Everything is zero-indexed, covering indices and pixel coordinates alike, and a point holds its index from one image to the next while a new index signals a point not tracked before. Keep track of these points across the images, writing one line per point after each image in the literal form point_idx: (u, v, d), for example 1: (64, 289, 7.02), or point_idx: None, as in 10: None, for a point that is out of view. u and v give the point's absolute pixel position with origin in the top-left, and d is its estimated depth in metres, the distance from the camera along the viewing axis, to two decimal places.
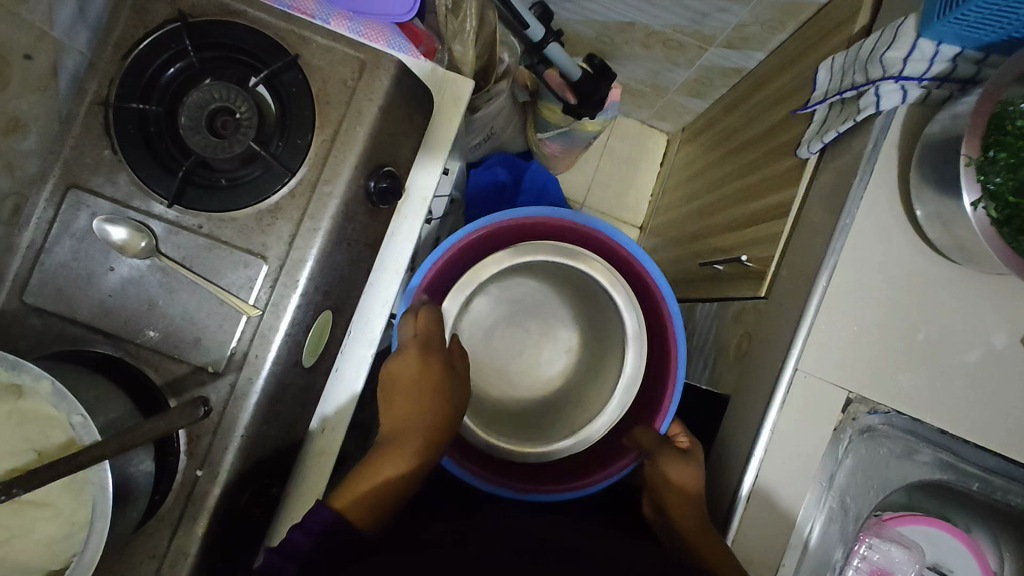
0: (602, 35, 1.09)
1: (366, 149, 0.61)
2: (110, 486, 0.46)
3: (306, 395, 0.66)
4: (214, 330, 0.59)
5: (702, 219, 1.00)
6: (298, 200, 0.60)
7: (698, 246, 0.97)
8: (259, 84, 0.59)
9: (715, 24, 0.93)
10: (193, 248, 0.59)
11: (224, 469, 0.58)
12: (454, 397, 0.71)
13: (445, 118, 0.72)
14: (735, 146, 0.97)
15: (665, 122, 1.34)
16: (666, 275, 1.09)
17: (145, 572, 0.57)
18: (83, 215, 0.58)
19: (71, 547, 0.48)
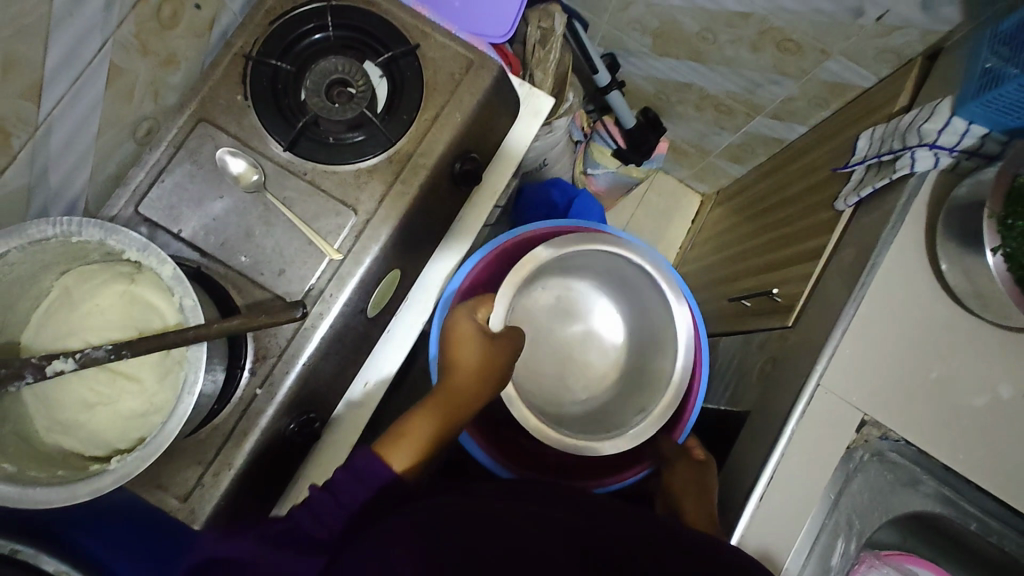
0: (659, 92, 1.20)
1: (459, 133, 0.69)
2: (201, 364, 0.51)
3: (359, 345, 0.71)
4: (298, 266, 0.65)
5: (733, 266, 1.08)
6: (394, 166, 0.67)
7: (727, 287, 1.05)
8: (381, 63, 0.68)
9: (765, 95, 1.03)
10: (296, 191, 0.66)
11: (281, 392, 0.63)
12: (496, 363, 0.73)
13: (525, 124, 0.79)
14: (769, 205, 1.05)
15: (702, 184, 1.43)
16: None
17: (188, 476, 0.61)
18: (208, 146, 0.65)
19: (143, 426, 0.54)
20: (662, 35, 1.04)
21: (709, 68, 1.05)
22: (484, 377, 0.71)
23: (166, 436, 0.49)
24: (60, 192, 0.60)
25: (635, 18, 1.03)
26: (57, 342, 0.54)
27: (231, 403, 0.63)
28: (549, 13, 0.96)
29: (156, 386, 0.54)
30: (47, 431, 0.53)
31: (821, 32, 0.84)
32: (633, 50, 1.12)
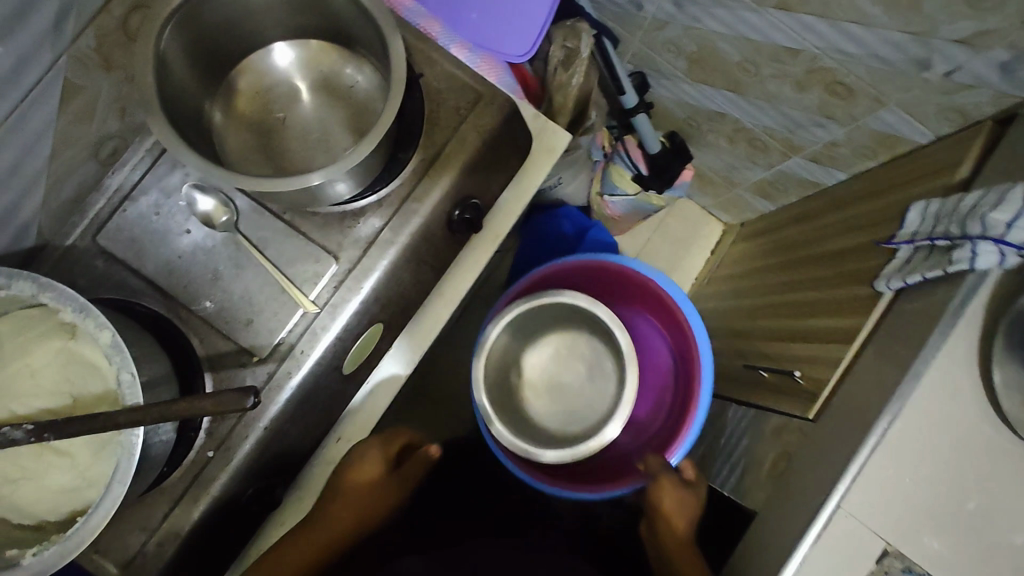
0: (688, 117, 1.11)
1: (457, 179, 0.61)
2: (137, 451, 0.44)
3: (335, 402, 0.64)
4: (268, 316, 0.58)
5: (755, 321, 0.99)
6: (384, 210, 0.60)
7: (744, 344, 0.99)
8: (358, 81, 0.57)
9: (806, 136, 0.94)
10: (271, 232, 0.59)
11: (237, 458, 0.57)
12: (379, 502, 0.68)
13: (536, 165, 0.70)
14: (796, 258, 0.97)
15: (727, 214, 1.34)
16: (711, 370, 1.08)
17: (130, 542, 0.56)
18: (176, 174, 0.58)
19: (75, 500, 0.48)
20: (698, 59, 0.94)
21: (747, 99, 0.96)
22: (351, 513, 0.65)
23: (88, 532, 0.43)
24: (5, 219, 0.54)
25: (669, 37, 0.94)
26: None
27: (184, 465, 0.56)
28: (576, 31, 0.87)
29: (90, 462, 0.48)
30: None
31: (877, 79, 0.75)
32: (665, 72, 1.03)
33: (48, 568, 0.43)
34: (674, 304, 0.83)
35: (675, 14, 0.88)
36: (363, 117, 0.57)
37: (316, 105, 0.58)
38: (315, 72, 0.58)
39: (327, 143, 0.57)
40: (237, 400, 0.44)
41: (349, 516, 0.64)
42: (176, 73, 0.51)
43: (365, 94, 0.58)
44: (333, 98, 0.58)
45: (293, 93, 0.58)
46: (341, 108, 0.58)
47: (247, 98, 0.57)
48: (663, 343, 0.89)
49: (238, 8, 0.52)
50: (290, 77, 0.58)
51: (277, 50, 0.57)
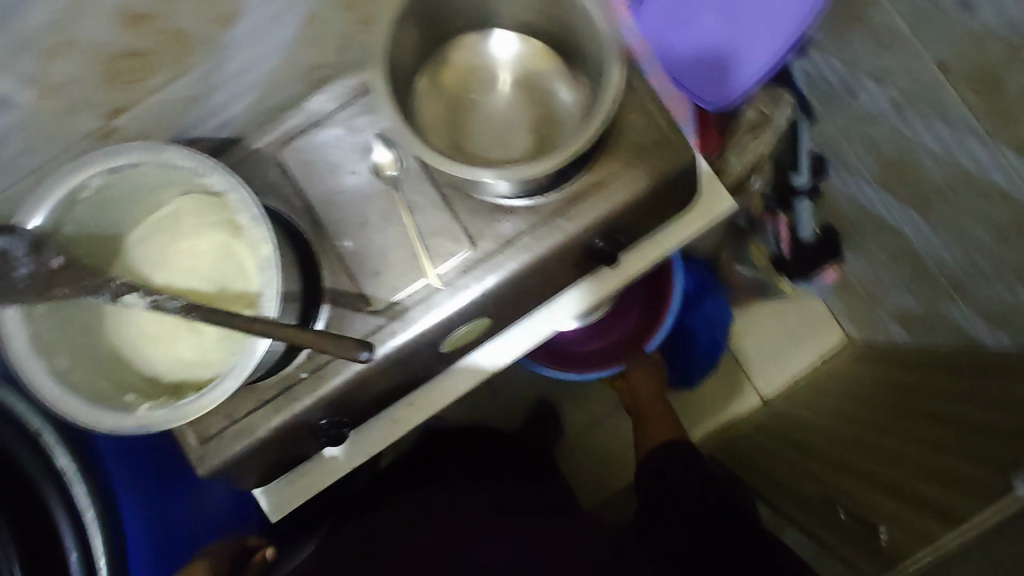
0: (855, 217, 1.04)
1: (614, 213, 0.61)
2: (257, 358, 0.48)
3: (423, 372, 0.66)
4: (396, 274, 0.61)
5: (841, 447, 0.99)
6: (535, 217, 0.61)
7: (826, 469, 0.99)
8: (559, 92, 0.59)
9: (982, 287, 0.85)
10: (426, 199, 0.61)
11: (323, 389, 0.61)
12: None
13: (689, 222, 0.68)
14: (918, 408, 0.89)
15: (854, 326, 1.25)
16: (784, 474, 1.11)
17: (210, 423, 0.61)
18: (364, 119, 0.62)
19: (190, 372, 0.54)
20: (894, 166, 0.88)
21: (930, 225, 0.88)
22: None
23: (195, 409, 0.48)
24: (218, 111, 0.60)
25: (871, 133, 0.88)
26: (151, 264, 0.55)
27: (278, 377, 0.61)
28: (776, 99, 0.84)
29: (213, 345, 0.53)
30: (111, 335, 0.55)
31: None
32: (851, 166, 0.97)
33: (148, 429, 0.48)
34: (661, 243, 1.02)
35: (888, 114, 0.82)
36: (550, 125, 0.59)
37: (511, 99, 0.60)
38: (523, 67, 0.59)
39: (508, 139, 0.59)
40: (356, 347, 0.48)
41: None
42: (405, 34, 0.53)
43: (561, 104, 0.59)
44: (530, 98, 0.59)
45: (495, 79, 0.60)
46: (533, 109, 0.59)
47: (452, 71, 0.59)
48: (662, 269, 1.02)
49: None
50: (499, 62, 0.59)
51: (498, 36, 0.59)
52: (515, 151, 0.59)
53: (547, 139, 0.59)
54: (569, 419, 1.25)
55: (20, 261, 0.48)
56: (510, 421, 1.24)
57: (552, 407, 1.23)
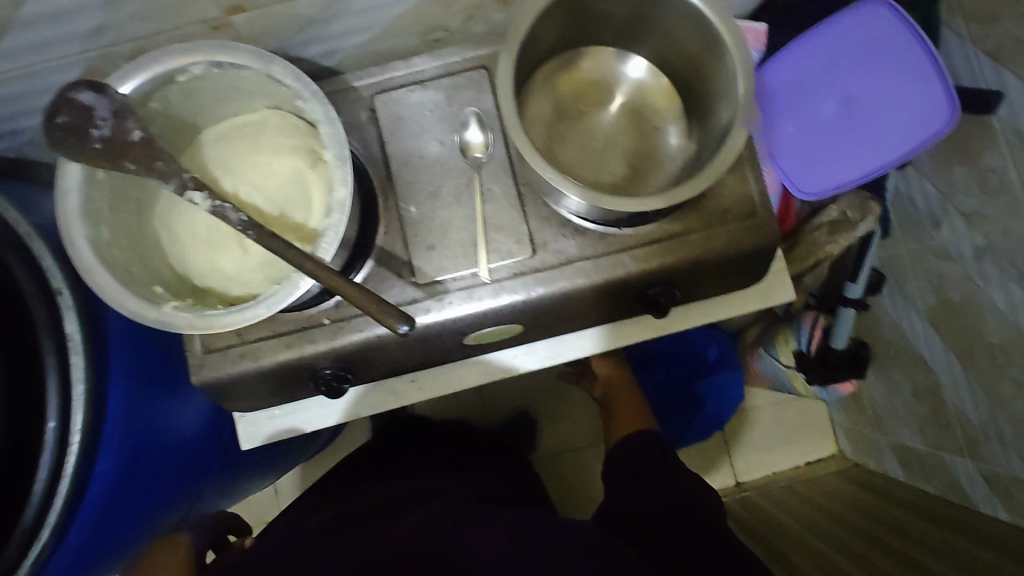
0: (892, 342, 1.02)
1: (680, 267, 0.60)
2: (295, 295, 0.47)
3: (440, 355, 0.65)
4: (448, 254, 0.60)
5: (831, 554, 0.91)
6: (602, 245, 0.60)
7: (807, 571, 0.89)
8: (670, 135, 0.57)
9: (997, 455, 0.84)
10: (502, 192, 0.60)
11: (341, 341, 0.59)
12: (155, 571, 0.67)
13: (743, 300, 0.69)
14: (894, 545, 0.88)
15: (849, 444, 1.25)
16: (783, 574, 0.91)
17: (220, 337, 0.60)
18: (469, 95, 0.61)
19: (221, 282, 0.53)
20: (952, 309, 0.86)
21: (966, 376, 0.87)
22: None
23: (219, 323, 0.47)
24: (330, 38, 0.58)
25: (940, 268, 0.87)
26: (222, 164, 0.54)
27: (301, 315, 0.59)
28: (865, 206, 0.80)
29: (256, 264, 0.51)
30: (159, 222, 0.54)
31: None
32: (908, 293, 0.95)
33: (166, 326, 0.47)
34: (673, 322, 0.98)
35: (967, 258, 0.81)
36: (648, 163, 0.58)
37: (618, 124, 0.58)
38: (641, 98, 0.58)
39: (603, 161, 0.57)
40: (399, 317, 0.47)
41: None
42: (543, 30, 0.52)
43: (666, 146, 0.58)
44: (636, 129, 0.58)
45: (609, 100, 0.58)
46: (636, 141, 0.58)
47: (572, 75, 0.58)
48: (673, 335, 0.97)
49: (629, 11, 0.53)
50: (618, 85, 0.58)
51: (627, 59, 0.58)
52: (606, 175, 0.57)
53: (641, 176, 0.57)
54: (545, 440, 1.23)
55: (100, 123, 0.47)
56: (488, 423, 1.23)
57: (533, 423, 1.22)
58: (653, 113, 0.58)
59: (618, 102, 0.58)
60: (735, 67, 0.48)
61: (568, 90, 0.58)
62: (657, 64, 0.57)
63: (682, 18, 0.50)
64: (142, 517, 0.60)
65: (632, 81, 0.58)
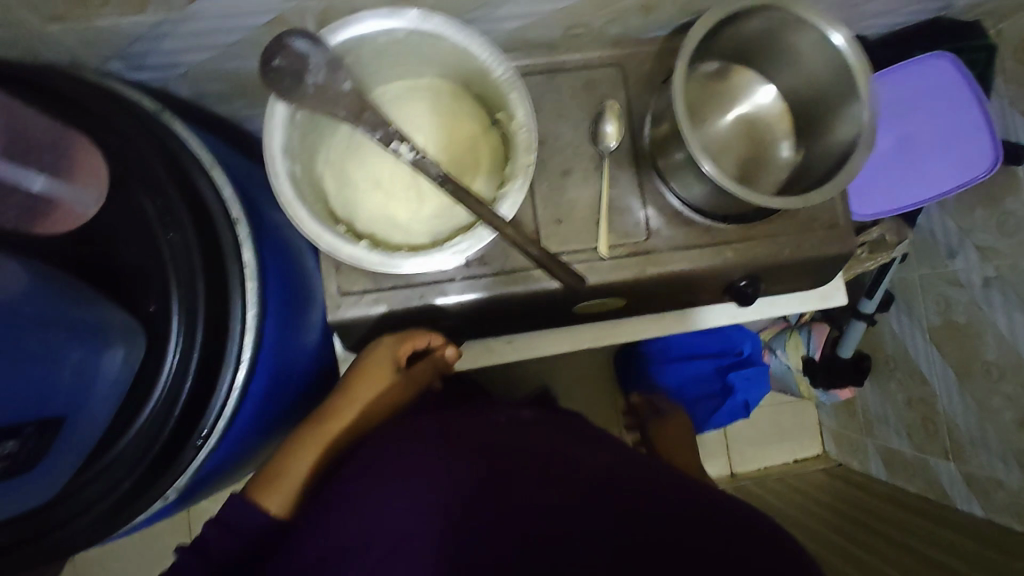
0: (892, 356, 1.15)
1: (770, 263, 0.69)
2: (479, 246, 0.53)
3: (546, 319, 0.72)
4: (573, 229, 0.67)
5: (840, 543, 1.04)
6: (706, 237, 0.68)
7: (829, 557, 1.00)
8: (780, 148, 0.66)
9: (979, 459, 0.98)
10: (625, 180, 0.67)
11: (470, 296, 0.65)
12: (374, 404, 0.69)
13: (803, 298, 0.79)
14: (895, 538, 1.02)
15: (834, 445, 1.39)
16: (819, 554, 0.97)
17: (358, 281, 0.65)
18: (603, 88, 0.68)
19: (388, 230, 0.58)
20: (955, 330, 0.99)
21: (960, 389, 1.00)
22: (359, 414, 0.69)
23: (408, 264, 0.52)
24: (490, 21, 0.64)
25: (949, 294, 0.99)
26: (410, 125, 0.60)
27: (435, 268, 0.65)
28: (901, 231, 0.91)
29: (428, 218, 0.57)
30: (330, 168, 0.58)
31: None
32: (914, 313, 1.08)
33: (359, 262, 0.52)
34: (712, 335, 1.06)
35: (976, 287, 0.94)
36: (759, 170, 0.66)
37: (735, 132, 0.66)
38: (758, 113, 0.66)
39: (720, 163, 0.65)
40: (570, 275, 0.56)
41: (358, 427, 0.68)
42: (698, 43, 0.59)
43: (775, 158, 0.66)
44: (750, 139, 0.66)
45: (731, 110, 0.66)
46: (749, 150, 0.66)
47: (707, 82, 0.66)
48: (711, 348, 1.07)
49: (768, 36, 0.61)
50: (740, 98, 0.66)
51: (750, 77, 0.66)
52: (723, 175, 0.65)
53: (751, 180, 0.66)
54: None
55: (314, 71, 0.51)
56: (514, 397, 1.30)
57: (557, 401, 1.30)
58: (766, 127, 0.66)
59: (738, 113, 0.66)
60: (860, 97, 0.57)
61: (697, 97, 0.65)
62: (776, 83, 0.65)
63: (819, 50, 0.58)
64: (260, 436, 0.64)
65: (752, 97, 0.66)
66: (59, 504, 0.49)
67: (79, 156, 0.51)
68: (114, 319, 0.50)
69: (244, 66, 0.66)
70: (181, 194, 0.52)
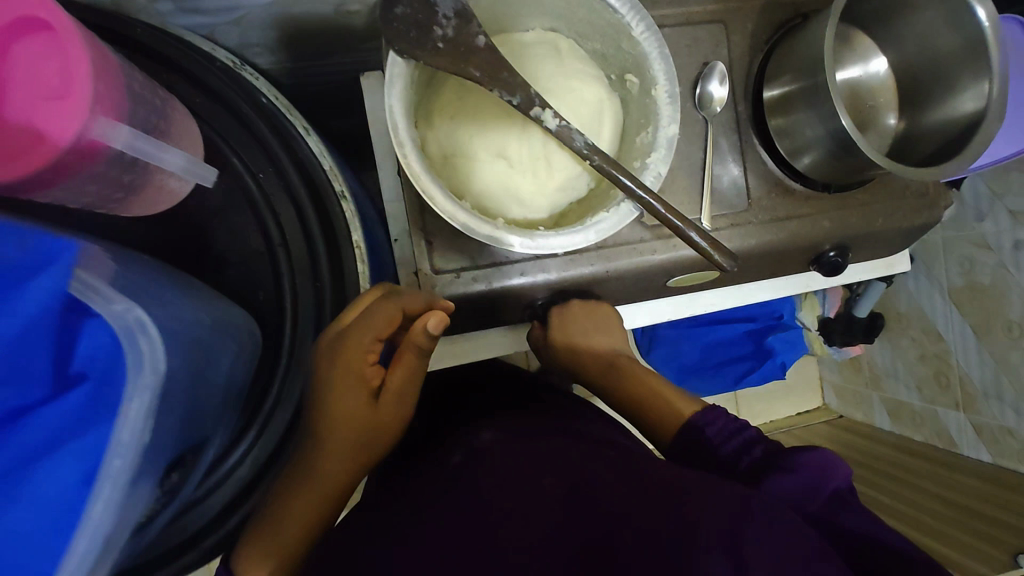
0: (907, 314, 1.21)
1: (863, 233, 0.68)
2: (620, 224, 0.49)
3: (639, 292, 0.69)
4: (675, 199, 0.63)
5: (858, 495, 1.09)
6: (806, 206, 0.66)
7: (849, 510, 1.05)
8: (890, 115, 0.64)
9: (991, 411, 1.05)
10: (728, 146, 0.64)
11: (573, 272, 0.61)
12: (372, 419, 0.49)
13: (872, 267, 0.79)
14: (910, 486, 1.09)
15: (835, 399, 1.46)
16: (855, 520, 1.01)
17: (454, 258, 0.59)
18: (708, 46, 0.64)
19: (507, 203, 0.52)
20: (977, 290, 1.04)
21: (977, 345, 1.05)
22: (352, 453, 0.49)
23: (550, 244, 0.48)
24: None
25: (975, 255, 1.03)
26: (531, 79, 0.52)
27: None
28: None
29: (553, 190, 0.52)
30: (442, 133, 0.52)
31: None
32: (935, 273, 1.12)
33: (496, 242, 0.47)
34: (756, 307, 1.11)
35: (1005, 249, 0.98)
36: (869, 136, 0.64)
37: (846, 96, 0.64)
38: (869, 77, 0.64)
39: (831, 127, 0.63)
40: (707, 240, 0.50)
41: (352, 452, 0.49)
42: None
43: (885, 124, 0.64)
44: (861, 105, 0.64)
45: (844, 73, 0.63)
46: (860, 115, 0.64)
47: None
48: (753, 316, 1.11)
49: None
50: (851, 62, 0.64)
51: (862, 41, 0.64)
52: None
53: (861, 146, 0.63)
54: None
55: (443, 22, 0.44)
56: None
57: None
58: (878, 92, 0.64)
59: (849, 77, 0.64)
60: (991, 69, 0.54)
61: None
62: (887, 44, 0.63)
63: (950, 12, 0.55)
64: None
65: (867, 60, 0.64)
66: (200, 502, 0.50)
67: (178, 133, 0.46)
68: (236, 317, 0.49)
69: (313, 9, 0.56)
70: (294, 166, 0.49)
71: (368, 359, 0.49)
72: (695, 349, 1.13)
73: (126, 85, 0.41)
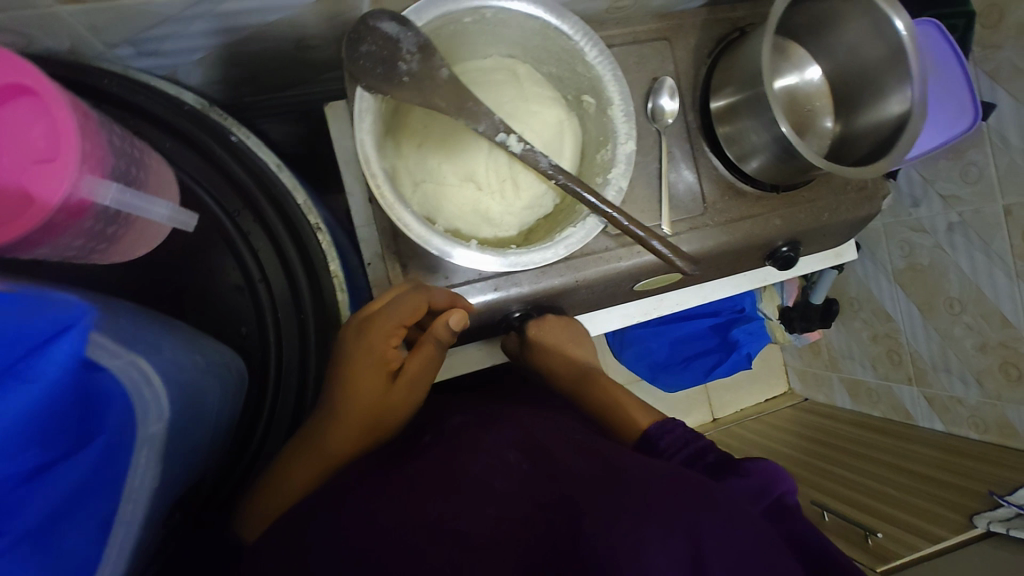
0: (857, 298, 1.28)
1: (811, 228, 0.73)
2: (585, 238, 0.52)
3: (608, 298, 0.72)
4: (636, 207, 0.67)
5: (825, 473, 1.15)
6: (757, 206, 0.70)
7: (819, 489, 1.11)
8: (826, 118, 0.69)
9: (940, 382, 1.12)
10: (682, 155, 0.68)
11: (544, 284, 0.64)
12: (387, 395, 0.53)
13: (821, 258, 0.84)
14: (872, 459, 1.15)
15: (800, 382, 1.53)
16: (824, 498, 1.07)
17: (429, 279, 0.61)
18: (655, 62, 0.67)
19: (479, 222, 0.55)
20: (918, 271, 1.11)
21: (923, 322, 1.13)
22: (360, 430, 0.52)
23: (521, 261, 0.50)
24: None
25: (913, 239, 1.11)
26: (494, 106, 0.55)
27: None
28: None
29: (520, 210, 0.55)
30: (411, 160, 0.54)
31: None
32: (880, 258, 1.20)
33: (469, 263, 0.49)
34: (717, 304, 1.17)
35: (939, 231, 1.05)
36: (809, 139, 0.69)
37: (785, 103, 0.69)
38: (804, 85, 0.69)
39: None
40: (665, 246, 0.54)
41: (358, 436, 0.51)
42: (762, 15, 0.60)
43: (822, 127, 0.69)
44: (800, 111, 0.69)
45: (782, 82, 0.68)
46: (799, 120, 0.69)
47: None
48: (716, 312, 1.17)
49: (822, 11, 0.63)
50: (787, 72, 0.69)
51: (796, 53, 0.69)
52: None
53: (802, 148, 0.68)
54: None
55: (407, 57, 0.46)
56: None
57: None
58: (813, 98, 0.69)
59: (787, 85, 0.69)
60: (910, 74, 0.59)
61: None
62: (819, 53, 0.68)
63: (871, 23, 0.61)
64: None
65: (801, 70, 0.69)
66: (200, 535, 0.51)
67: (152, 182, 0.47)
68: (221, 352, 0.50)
69: (273, 47, 0.57)
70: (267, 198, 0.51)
71: (390, 341, 0.53)
72: (665, 347, 1.17)
73: (107, 141, 0.42)
